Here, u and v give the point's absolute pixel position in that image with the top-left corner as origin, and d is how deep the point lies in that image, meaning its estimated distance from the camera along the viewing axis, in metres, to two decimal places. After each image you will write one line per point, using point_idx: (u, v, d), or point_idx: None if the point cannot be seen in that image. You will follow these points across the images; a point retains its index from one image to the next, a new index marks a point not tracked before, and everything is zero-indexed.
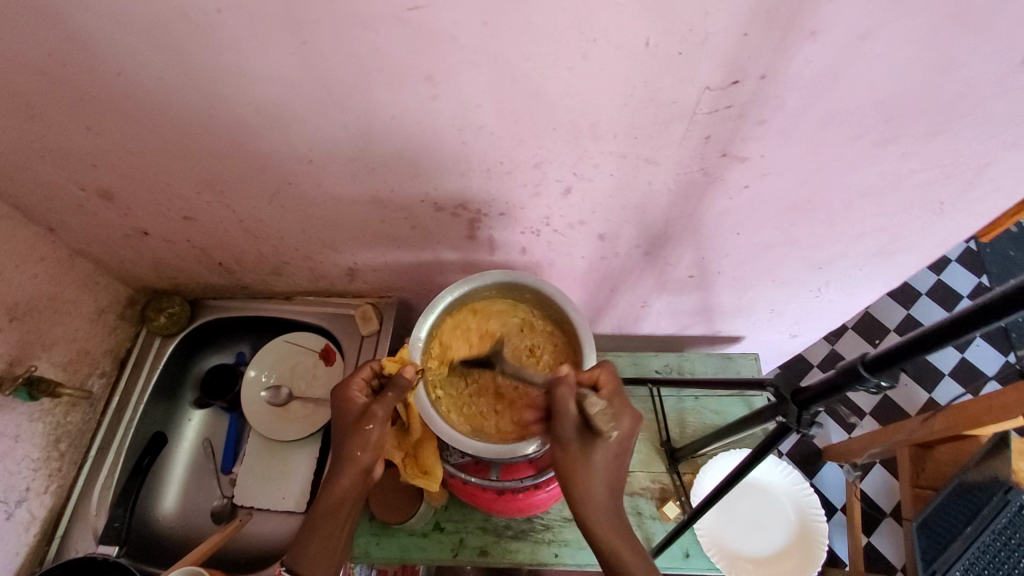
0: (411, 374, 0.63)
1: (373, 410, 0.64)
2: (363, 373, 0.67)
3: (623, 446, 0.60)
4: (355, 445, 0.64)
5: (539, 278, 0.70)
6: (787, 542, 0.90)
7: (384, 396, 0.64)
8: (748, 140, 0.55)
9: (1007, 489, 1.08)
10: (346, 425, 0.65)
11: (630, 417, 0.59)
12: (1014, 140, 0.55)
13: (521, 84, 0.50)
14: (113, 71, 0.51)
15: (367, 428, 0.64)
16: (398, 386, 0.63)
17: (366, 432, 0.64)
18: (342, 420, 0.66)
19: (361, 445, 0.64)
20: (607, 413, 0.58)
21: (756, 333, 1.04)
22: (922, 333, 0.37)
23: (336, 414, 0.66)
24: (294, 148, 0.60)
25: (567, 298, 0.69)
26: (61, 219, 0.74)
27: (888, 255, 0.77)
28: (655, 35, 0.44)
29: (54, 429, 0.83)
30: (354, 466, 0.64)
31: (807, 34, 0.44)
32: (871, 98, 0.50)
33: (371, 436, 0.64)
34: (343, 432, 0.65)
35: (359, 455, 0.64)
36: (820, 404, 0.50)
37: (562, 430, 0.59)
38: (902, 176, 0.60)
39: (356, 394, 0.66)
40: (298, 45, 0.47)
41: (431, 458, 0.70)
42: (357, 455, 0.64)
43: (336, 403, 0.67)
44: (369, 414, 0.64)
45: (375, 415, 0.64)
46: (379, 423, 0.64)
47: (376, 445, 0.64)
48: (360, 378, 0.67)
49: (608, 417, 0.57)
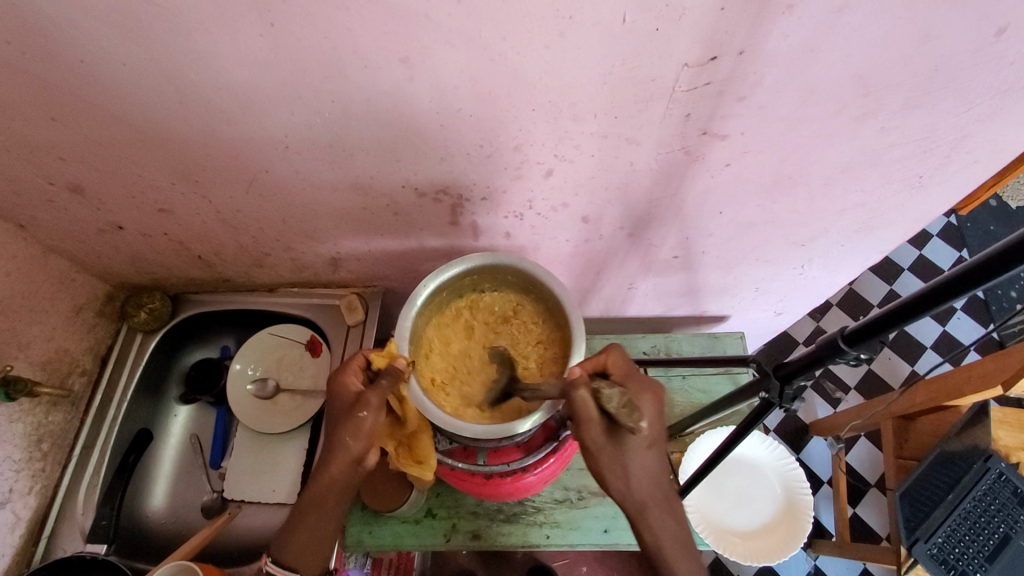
0: (402, 365, 0.63)
1: (366, 398, 0.61)
2: (357, 360, 0.66)
3: (653, 435, 0.58)
4: (347, 431, 0.61)
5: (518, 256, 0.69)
6: (774, 515, 0.91)
7: (378, 383, 0.62)
8: (728, 118, 0.55)
9: (987, 457, 1.13)
10: (338, 413, 0.63)
11: (652, 396, 0.58)
12: (988, 112, 0.56)
13: (498, 64, 0.49)
14: (75, 57, 0.49)
15: (359, 415, 0.61)
16: (391, 374, 0.62)
17: (359, 419, 0.61)
18: (335, 408, 0.64)
19: (354, 431, 0.61)
20: (626, 405, 0.55)
21: (742, 312, 1.04)
22: (906, 302, 0.37)
23: (331, 402, 0.65)
24: (269, 134, 0.58)
25: (547, 272, 0.68)
26: (32, 215, 0.72)
27: (869, 231, 0.78)
28: (631, 11, 0.44)
29: (36, 430, 0.81)
30: (345, 454, 0.61)
31: (784, 8, 0.43)
32: (850, 72, 0.50)
33: (363, 424, 0.61)
34: (337, 419, 0.63)
35: (350, 443, 0.61)
36: (802, 378, 0.51)
37: (591, 437, 0.56)
38: (881, 151, 0.61)
39: (352, 381, 0.64)
40: (267, 27, 0.46)
41: (426, 447, 0.68)
42: (348, 443, 0.61)
43: (331, 390, 0.65)
44: (362, 400, 0.61)
45: (367, 403, 0.61)
46: (372, 412, 0.61)
47: (368, 434, 0.62)
48: (356, 363, 0.65)
49: (629, 407, 0.55)
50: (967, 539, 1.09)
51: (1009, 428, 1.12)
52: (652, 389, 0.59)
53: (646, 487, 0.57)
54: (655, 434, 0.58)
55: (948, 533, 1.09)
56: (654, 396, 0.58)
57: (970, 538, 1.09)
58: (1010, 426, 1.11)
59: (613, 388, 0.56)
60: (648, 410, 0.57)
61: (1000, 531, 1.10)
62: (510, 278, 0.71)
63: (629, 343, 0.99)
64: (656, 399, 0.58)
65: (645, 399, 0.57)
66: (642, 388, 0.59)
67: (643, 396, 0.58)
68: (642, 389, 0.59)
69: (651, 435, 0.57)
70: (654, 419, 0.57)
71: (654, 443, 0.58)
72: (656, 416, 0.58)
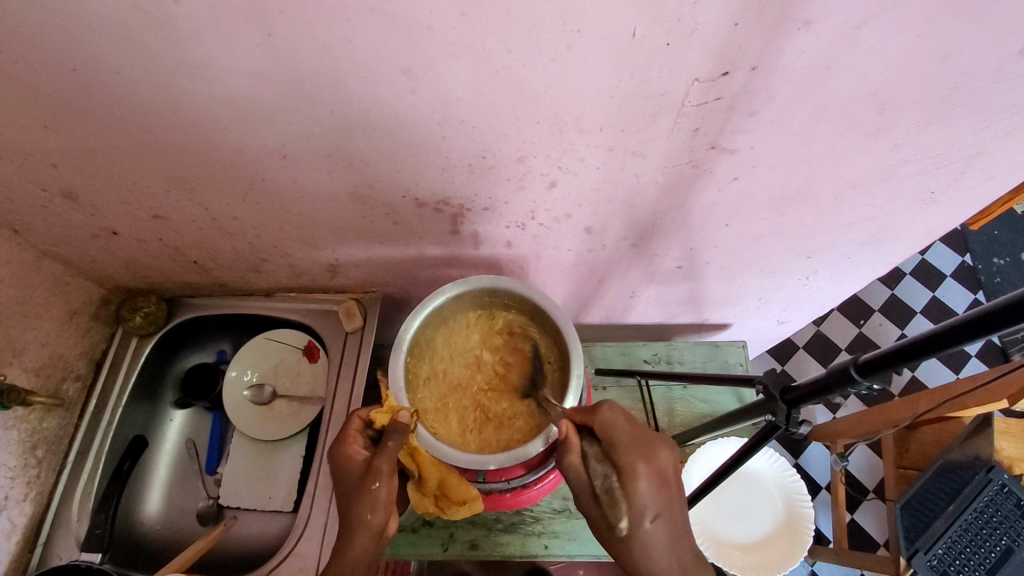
0: (406, 417, 0.63)
1: (376, 466, 0.58)
2: (354, 426, 0.64)
3: (659, 505, 0.52)
4: (363, 508, 0.57)
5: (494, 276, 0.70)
6: (774, 527, 0.91)
7: (384, 446, 0.59)
8: (738, 132, 0.54)
9: (989, 468, 1.12)
10: (350, 488, 0.59)
11: (649, 464, 0.53)
12: (1005, 130, 0.54)
13: (502, 76, 0.47)
14: (67, 66, 0.48)
15: (372, 487, 0.57)
16: (396, 431, 0.61)
17: (374, 491, 0.57)
18: (345, 484, 0.60)
19: (370, 506, 0.57)
20: (613, 493, 0.53)
21: (744, 320, 1.03)
22: (927, 335, 0.35)
23: (338, 478, 0.61)
24: (266, 144, 0.57)
25: (526, 285, 0.69)
26: (26, 220, 0.71)
27: (877, 244, 0.76)
28: (642, 26, 0.42)
29: (30, 437, 0.80)
30: (365, 532, 0.56)
31: (801, 24, 0.42)
32: (865, 88, 0.48)
33: (380, 495, 0.57)
34: (348, 495, 0.59)
35: (370, 518, 0.56)
36: (809, 403, 0.50)
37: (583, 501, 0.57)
38: (894, 166, 0.59)
39: (355, 450, 0.62)
40: (264, 37, 0.44)
41: (459, 485, 0.66)
42: (367, 517, 0.56)
43: (335, 464, 0.62)
44: (372, 470, 0.58)
45: (379, 471, 0.58)
46: (385, 479, 0.58)
47: (386, 504, 0.57)
48: (353, 431, 0.64)
49: (612, 495, 0.53)
50: (966, 551, 1.08)
51: (1012, 439, 1.11)
52: (650, 454, 0.53)
53: (662, 562, 0.51)
54: (662, 505, 0.52)
55: (948, 544, 1.09)
56: (656, 464, 0.53)
57: (969, 550, 1.09)
58: (1013, 438, 1.11)
59: (606, 466, 0.55)
60: (640, 485, 0.52)
61: (1002, 544, 1.10)
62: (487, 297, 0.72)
63: (630, 352, 0.98)
64: (657, 465, 0.53)
65: (637, 471, 0.52)
66: (636, 455, 0.53)
67: (634, 466, 0.53)
68: (636, 454, 0.53)
69: (653, 507, 0.52)
70: (653, 489, 0.52)
71: (662, 515, 0.52)
72: (656, 489, 0.52)
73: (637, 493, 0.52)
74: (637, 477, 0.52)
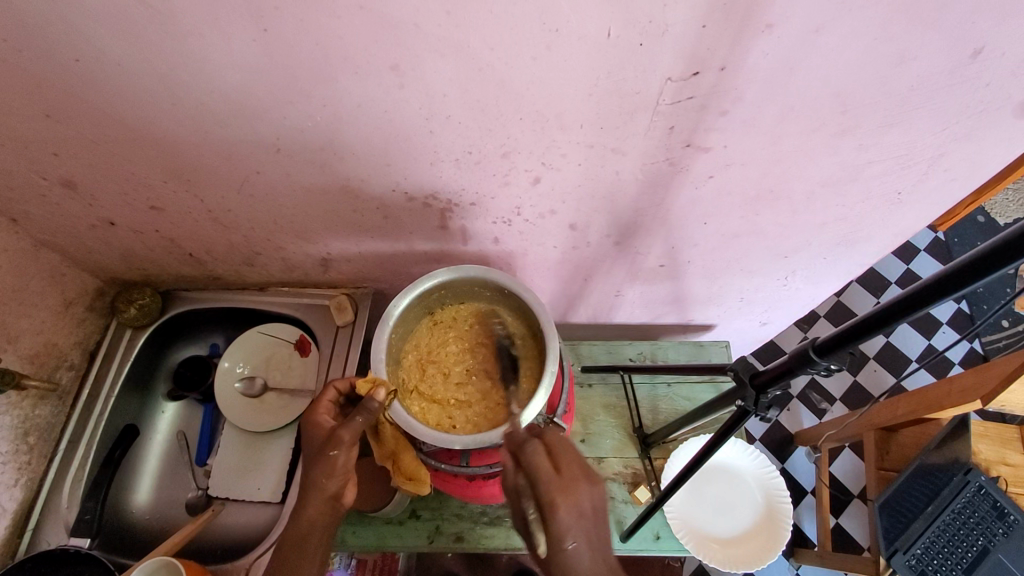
0: (382, 397, 0.64)
1: (338, 436, 0.64)
2: (328, 397, 0.69)
3: (578, 532, 0.52)
4: (321, 473, 0.63)
5: (482, 267, 0.72)
6: (753, 525, 0.93)
7: (351, 420, 0.64)
8: (711, 131, 0.56)
9: (967, 470, 1.15)
10: (311, 453, 0.65)
11: (569, 495, 0.54)
12: (964, 132, 0.57)
13: (486, 74, 0.50)
14: (71, 56, 0.50)
15: (331, 454, 0.64)
16: (367, 410, 0.64)
17: (332, 458, 0.64)
18: (309, 449, 0.66)
19: (328, 472, 0.63)
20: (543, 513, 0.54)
21: (727, 321, 1.06)
22: (879, 311, 0.38)
23: (305, 442, 0.67)
24: (260, 137, 0.59)
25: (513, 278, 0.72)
26: (25, 209, 0.73)
27: (850, 244, 0.79)
28: (616, 27, 0.45)
29: (22, 423, 0.82)
30: (320, 496, 0.63)
31: (763, 27, 0.45)
32: (827, 90, 0.51)
33: (337, 462, 0.64)
34: (309, 460, 0.65)
35: (326, 483, 0.63)
36: (776, 387, 0.52)
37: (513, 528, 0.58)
38: (860, 167, 0.62)
39: (324, 420, 0.68)
40: (259, 32, 0.46)
41: (411, 463, 0.71)
42: (323, 482, 0.63)
43: (304, 430, 0.68)
44: (334, 439, 0.64)
45: (340, 441, 0.64)
46: (344, 449, 0.64)
47: (342, 472, 0.64)
48: (326, 402, 0.69)
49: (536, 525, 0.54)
50: (944, 550, 1.12)
51: (988, 442, 1.15)
52: (573, 485, 0.54)
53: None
54: (583, 532, 0.52)
55: (926, 545, 1.12)
56: (577, 499, 0.54)
57: (947, 550, 1.12)
58: (990, 440, 1.14)
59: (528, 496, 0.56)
60: (562, 515, 0.53)
61: (979, 544, 1.12)
62: (475, 288, 0.75)
63: (615, 350, 1.01)
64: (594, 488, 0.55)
65: (561, 500, 0.53)
66: (559, 489, 0.54)
67: (558, 496, 0.53)
68: (562, 486, 0.54)
69: (573, 533, 0.52)
70: (574, 517, 0.53)
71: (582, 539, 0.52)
72: (578, 517, 0.53)
73: (558, 523, 0.52)
74: (556, 508, 0.53)
